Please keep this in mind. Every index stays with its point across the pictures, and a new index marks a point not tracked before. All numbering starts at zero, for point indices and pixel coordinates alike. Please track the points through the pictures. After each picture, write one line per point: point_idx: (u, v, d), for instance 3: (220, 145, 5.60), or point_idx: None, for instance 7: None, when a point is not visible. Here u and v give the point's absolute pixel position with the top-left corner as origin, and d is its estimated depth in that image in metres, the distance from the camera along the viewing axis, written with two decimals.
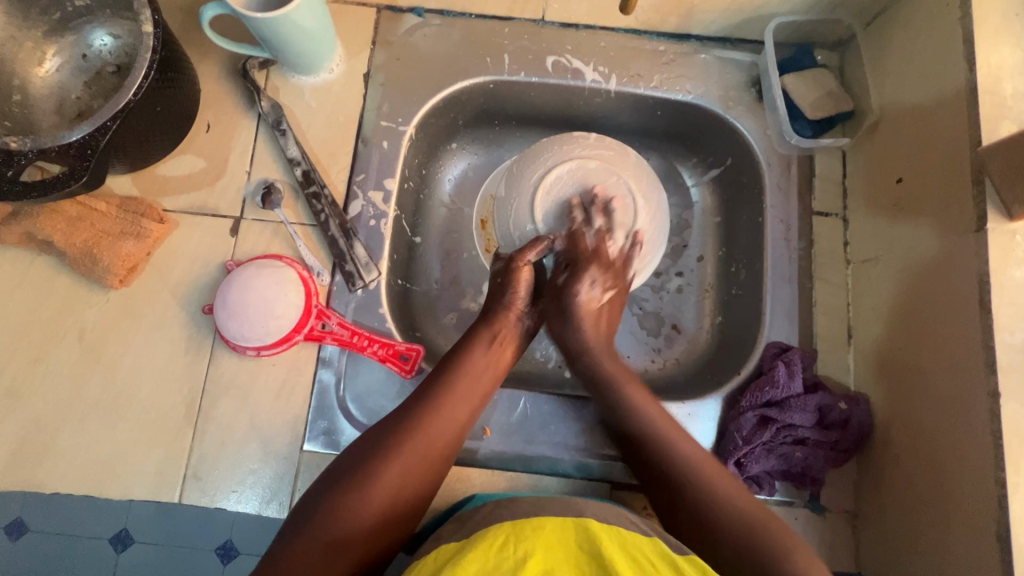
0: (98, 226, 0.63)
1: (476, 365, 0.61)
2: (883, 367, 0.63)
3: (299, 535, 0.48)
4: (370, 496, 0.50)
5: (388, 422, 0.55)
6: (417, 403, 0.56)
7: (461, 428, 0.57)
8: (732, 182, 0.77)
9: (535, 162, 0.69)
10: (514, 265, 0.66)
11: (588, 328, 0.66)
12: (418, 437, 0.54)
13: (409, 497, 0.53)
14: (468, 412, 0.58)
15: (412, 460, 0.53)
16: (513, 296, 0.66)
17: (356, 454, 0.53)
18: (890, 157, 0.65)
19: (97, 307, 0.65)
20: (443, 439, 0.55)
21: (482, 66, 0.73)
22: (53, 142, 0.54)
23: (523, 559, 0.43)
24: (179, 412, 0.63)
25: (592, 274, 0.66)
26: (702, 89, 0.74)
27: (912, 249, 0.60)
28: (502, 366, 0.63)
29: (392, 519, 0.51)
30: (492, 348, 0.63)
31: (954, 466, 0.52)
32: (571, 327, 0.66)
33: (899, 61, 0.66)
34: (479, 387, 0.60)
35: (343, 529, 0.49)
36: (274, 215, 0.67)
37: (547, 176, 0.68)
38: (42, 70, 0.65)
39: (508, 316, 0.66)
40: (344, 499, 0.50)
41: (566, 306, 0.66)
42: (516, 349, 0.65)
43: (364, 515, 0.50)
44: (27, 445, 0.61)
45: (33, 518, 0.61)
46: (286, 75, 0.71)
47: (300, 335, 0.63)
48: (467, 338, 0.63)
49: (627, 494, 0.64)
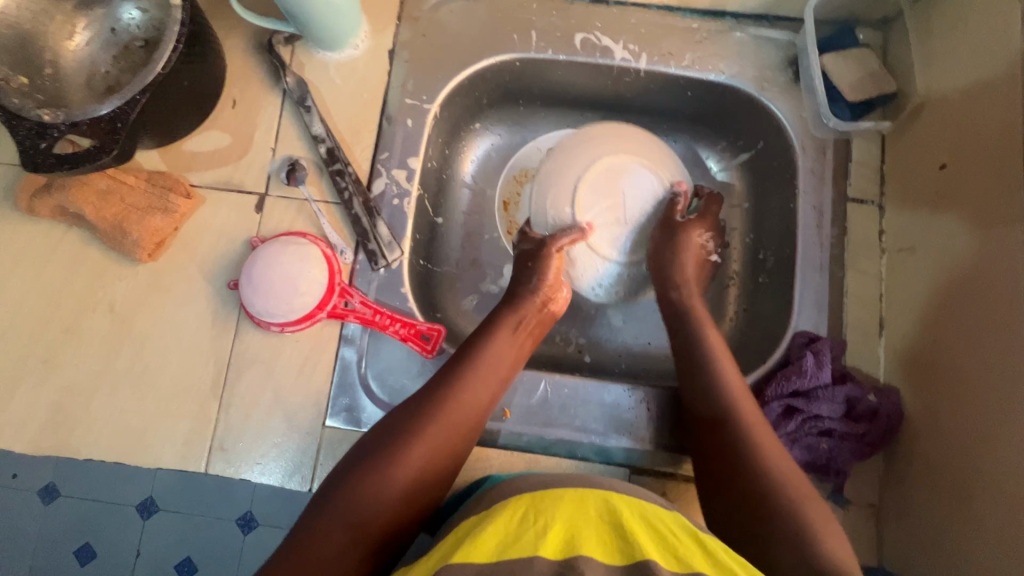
0: (127, 200, 0.64)
1: (497, 350, 0.60)
2: (916, 359, 0.61)
3: (320, 514, 0.48)
4: (393, 477, 0.50)
5: (411, 404, 0.55)
6: (440, 386, 0.56)
7: (482, 414, 0.57)
8: (762, 167, 0.75)
9: (669, 161, 0.71)
10: (546, 250, 0.67)
11: (690, 260, 0.69)
12: (443, 421, 0.54)
13: (429, 481, 0.52)
14: (489, 399, 0.58)
15: (433, 443, 0.53)
16: (540, 281, 0.66)
17: (379, 435, 0.53)
18: (933, 142, 0.63)
19: (126, 281, 0.66)
20: (467, 424, 0.55)
21: (509, 42, 0.72)
22: (85, 116, 0.55)
23: (542, 531, 0.43)
24: (205, 385, 0.64)
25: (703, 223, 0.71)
26: (736, 69, 0.71)
27: (952, 239, 0.58)
28: (524, 351, 0.63)
29: (415, 500, 0.51)
30: (516, 333, 0.63)
31: (988, 462, 0.51)
32: (676, 259, 0.69)
33: (949, 41, 0.63)
34: (498, 372, 0.59)
35: (366, 510, 0.48)
36: (298, 192, 0.67)
37: (662, 182, 0.70)
38: (72, 43, 0.65)
39: (530, 300, 0.65)
40: (366, 482, 0.50)
41: (678, 241, 0.69)
42: (537, 336, 0.65)
43: (388, 496, 0.50)
44: (61, 413, 0.63)
45: (66, 484, 0.64)
46: (311, 51, 0.71)
47: (323, 312, 0.63)
48: (491, 323, 0.63)
49: (646, 479, 0.63)
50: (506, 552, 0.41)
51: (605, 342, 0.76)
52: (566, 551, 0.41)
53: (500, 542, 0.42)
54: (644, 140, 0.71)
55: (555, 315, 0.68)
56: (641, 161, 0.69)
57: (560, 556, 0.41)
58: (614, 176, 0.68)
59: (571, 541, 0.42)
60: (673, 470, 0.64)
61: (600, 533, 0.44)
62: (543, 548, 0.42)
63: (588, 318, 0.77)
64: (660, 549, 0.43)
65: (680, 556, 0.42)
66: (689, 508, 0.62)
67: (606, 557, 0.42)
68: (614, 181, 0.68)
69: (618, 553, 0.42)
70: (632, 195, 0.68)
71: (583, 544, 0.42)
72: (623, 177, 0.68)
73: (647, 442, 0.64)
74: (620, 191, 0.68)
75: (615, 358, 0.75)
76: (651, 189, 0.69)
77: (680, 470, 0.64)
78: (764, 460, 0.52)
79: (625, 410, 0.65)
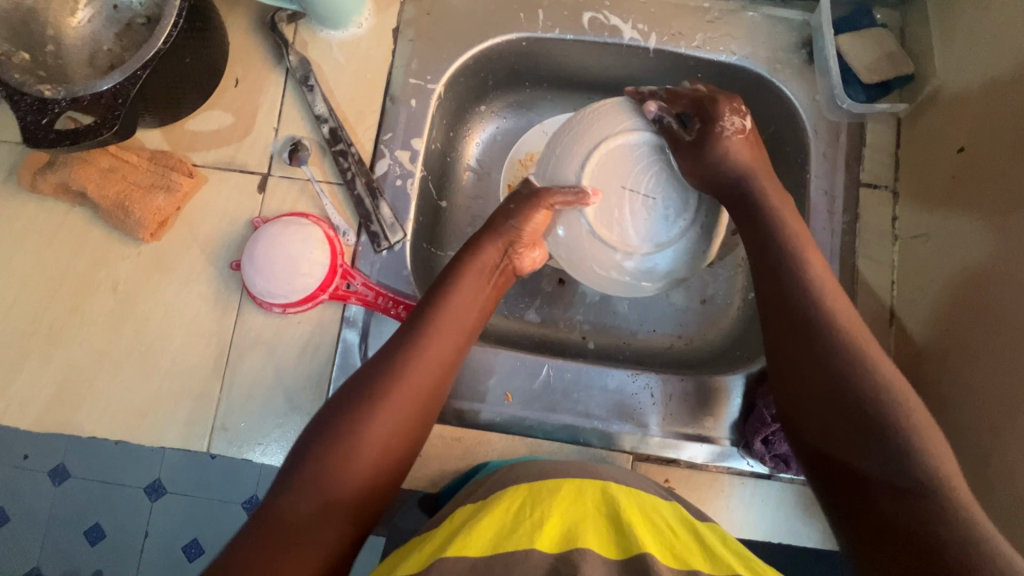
0: (130, 178, 0.64)
1: (461, 301, 0.58)
2: (927, 349, 0.60)
3: (289, 490, 0.47)
4: (357, 445, 0.49)
5: (372, 367, 0.54)
6: (401, 346, 0.55)
7: (444, 370, 0.56)
8: (773, 151, 0.73)
9: (610, 116, 0.62)
10: (535, 202, 0.61)
11: (742, 153, 0.60)
12: (402, 381, 0.53)
13: (399, 440, 0.52)
14: (451, 352, 0.56)
15: (398, 403, 0.52)
16: (512, 228, 0.62)
17: (341, 401, 0.52)
18: (950, 125, 0.61)
19: (129, 260, 0.66)
20: (429, 382, 0.54)
21: (515, 21, 0.70)
22: (86, 91, 0.54)
23: (539, 524, 0.43)
24: (207, 365, 0.64)
25: (723, 107, 0.61)
26: (748, 50, 0.69)
27: (969, 224, 0.57)
28: (489, 301, 0.61)
29: (383, 468, 0.51)
30: (479, 283, 0.60)
31: (999, 453, 0.50)
32: (726, 160, 0.60)
33: (969, 21, 0.61)
34: (461, 325, 0.58)
35: (336, 477, 0.48)
36: (301, 172, 0.67)
37: (628, 135, 0.61)
38: (74, 20, 0.64)
39: (495, 245, 0.62)
40: (334, 449, 0.49)
41: (721, 142, 0.60)
42: (502, 284, 0.63)
43: (354, 466, 0.49)
44: (65, 390, 0.64)
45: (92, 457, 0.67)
46: (315, 30, 0.70)
47: (324, 294, 0.63)
48: (453, 273, 0.60)
49: (648, 465, 0.63)
50: (503, 545, 0.41)
51: (609, 328, 0.75)
52: (563, 546, 0.41)
53: (497, 534, 0.42)
54: (574, 128, 0.62)
55: (523, 266, 0.65)
56: (603, 148, 0.61)
57: (555, 550, 0.41)
58: (608, 168, 0.61)
59: (568, 537, 0.42)
60: (676, 457, 0.63)
61: (597, 528, 0.44)
62: (540, 542, 0.41)
63: (592, 304, 0.76)
64: (660, 542, 0.43)
65: (677, 553, 0.42)
66: (691, 495, 0.62)
67: (602, 550, 0.42)
68: (608, 171, 0.60)
69: (614, 549, 0.42)
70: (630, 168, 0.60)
71: (581, 538, 0.42)
72: (609, 162, 0.61)
73: (650, 428, 0.64)
74: (620, 175, 0.60)
75: (619, 344, 0.74)
76: (631, 145, 0.61)
77: (682, 457, 0.63)
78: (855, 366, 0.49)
79: (628, 396, 0.64)
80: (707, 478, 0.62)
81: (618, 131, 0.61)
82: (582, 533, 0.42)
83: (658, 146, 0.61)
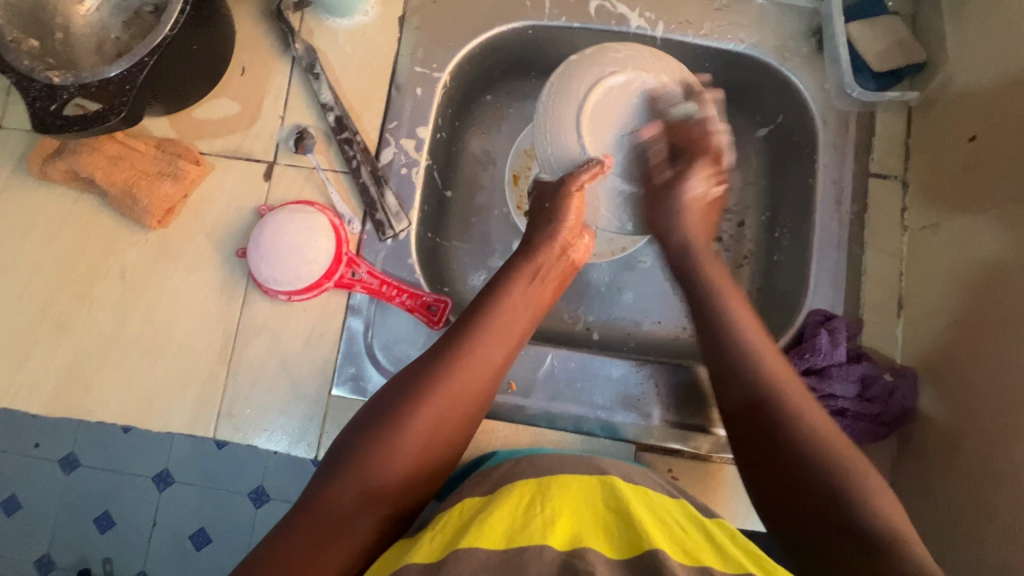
0: (137, 165, 0.65)
1: (512, 302, 0.58)
2: (937, 340, 0.59)
3: (332, 483, 0.47)
4: (402, 442, 0.49)
5: (422, 363, 0.53)
6: (453, 345, 0.54)
7: (496, 372, 0.55)
8: (781, 142, 0.73)
9: (572, 84, 0.58)
10: (565, 190, 0.59)
11: (693, 223, 0.62)
12: (452, 380, 0.52)
13: (446, 441, 0.51)
14: (504, 357, 0.56)
15: (447, 404, 0.51)
16: (558, 225, 0.61)
17: (391, 396, 0.51)
18: (962, 114, 0.60)
19: (136, 247, 0.66)
20: (479, 384, 0.53)
21: (521, 9, 0.70)
22: (94, 78, 0.54)
23: (550, 520, 0.43)
24: (213, 351, 0.64)
25: (702, 167, 0.61)
26: (756, 38, 0.69)
27: (980, 216, 0.56)
28: (542, 304, 0.61)
29: (426, 466, 0.50)
30: (532, 285, 0.60)
31: (1008, 443, 0.49)
32: (676, 225, 0.61)
33: (982, 7, 0.60)
34: (514, 329, 0.57)
35: (380, 472, 0.48)
36: (306, 160, 0.67)
37: (598, 87, 0.58)
38: (83, 8, 0.64)
39: (550, 247, 0.61)
40: (380, 443, 0.49)
41: (671, 205, 0.61)
42: (557, 286, 0.62)
43: (401, 461, 0.49)
44: (74, 375, 0.64)
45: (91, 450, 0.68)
46: (321, 18, 0.70)
47: (330, 282, 0.63)
48: (506, 272, 0.60)
49: (652, 455, 0.63)
50: (516, 539, 0.41)
51: (613, 320, 0.75)
52: (574, 543, 0.41)
53: (508, 528, 0.42)
54: (550, 112, 0.59)
55: (577, 262, 0.64)
56: (595, 98, 0.58)
57: (567, 547, 0.41)
58: (601, 125, 0.59)
59: (578, 537, 0.42)
60: (680, 447, 0.63)
61: (607, 527, 0.43)
62: (552, 538, 0.41)
63: (597, 295, 0.76)
64: (669, 539, 0.42)
65: (688, 550, 0.42)
66: (695, 484, 0.62)
67: (612, 551, 0.42)
68: (603, 127, 0.59)
69: (623, 547, 0.42)
70: (617, 111, 0.59)
71: (591, 539, 0.42)
72: (599, 117, 0.58)
73: (655, 419, 0.64)
74: (614, 125, 0.59)
75: (624, 336, 0.74)
76: (605, 92, 0.58)
77: (687, 447, 0.63)
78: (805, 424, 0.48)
79: (633, 386, 0.64)
80: (712, 468, 0.62)
81: (585, 91, 0.58)
82: (591, 534, 0.42)
83: (626, 76, 0.58)
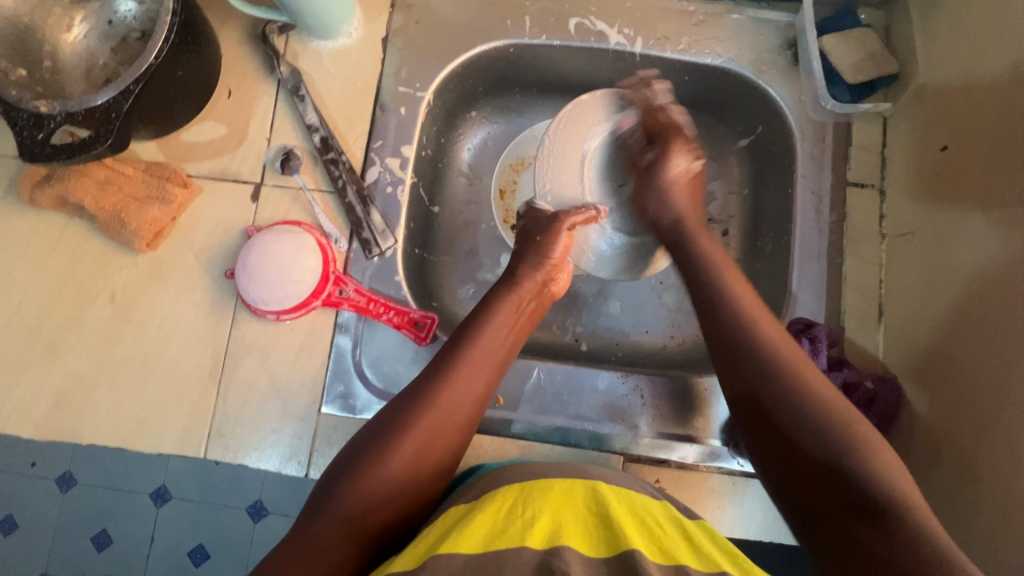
0: (126, 190, 0.65)
1: (491, 333, 0.58)
2: (916, 348, 0.60)
3: (317, 515, 0.47)
4: (383, 475, 0.49)
5: (404, 396, 0.54)
6: (435, 374, 0.55)
7: (477, 401, 0.55)
8: (761, 152, 0.74)
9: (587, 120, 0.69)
10: (557, 224, 0.64)
11: (680, 197, 0.66)
12: (432, 412, 0.52)
13: (427, 470, 0.51)
14: (484, 387, 0.56)
15: (427, 436, 0.51)
16: (543, 259, 0.64)
17: (374, 428, 0.52)
18: (935, 124, 0.61)
19: (126, 270, 0.67)
20: (460, 416, 0.54)
21: (503, 29, 0.71)
22: (80, 107, 0.55)
23: (530, 523, 0.43)
24: (203, 371, 0.65)
25: (680, 146, 0.67)
26: (733, 52, 0.70)
27: (953, 225, 0.57)
28: (522, 334, 0.61)
29: (409, 499, 0.50)
30: (514, 314, 0.60)
31: (985, 449, 0.50)
32: (664, 198, 0.66)
33: (949, 20, 0.61)
34: (492, 359, 0.57)
35: (362, 504, 0.48)
36: (293, 181, 0.68)
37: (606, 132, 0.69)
38: (70, 36, 0.66)
39: (532, 279, 0.63)
40: (362, 476, 0.49)
41: (656, 181, 0.66)
42: (536, 315, 0.63)
43: (383, 492, 0.49)
44: (66, 398, 0.65)
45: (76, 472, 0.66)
46: (305, 40, 0.71)
47: (317, 301, 0.64)
48: (487, 302, 0.61)
49: (639, 465, 0.63)
50: (495, 543, 0.41)
51: (602, 329, 0.76)
52: (550, 542, 0.42)
53: (490, 532, 0.43)
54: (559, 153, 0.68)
55: (555, 294, 0.66)
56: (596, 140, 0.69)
57: (545, 547, 0.41)
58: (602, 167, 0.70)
59: (556, 535, 0.42)
60: (667, 457, 0.63)
61: (586, 527, 0.44)
62: (530, 540, 0.42)
63: (585, 307, 0.77)
64: (650, 543, 0.43)
65: (666, 549, 0.42)
66: (683, 495, 0.62)
67: (587, 548, 0.42)
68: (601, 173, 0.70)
69: (602, 546, 0.42)
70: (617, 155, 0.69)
71: (568, 536, 0.42)
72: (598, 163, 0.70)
73: (643, 430, 0.64)
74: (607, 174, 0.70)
75: (613, 346, 0.75)
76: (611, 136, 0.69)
77: (673, 458, 0.63)
78: (801, 388, 0.48)
79: (619, 397, 0.65)
80: (700, 477, 0.63)
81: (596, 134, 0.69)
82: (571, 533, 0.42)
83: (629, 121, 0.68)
